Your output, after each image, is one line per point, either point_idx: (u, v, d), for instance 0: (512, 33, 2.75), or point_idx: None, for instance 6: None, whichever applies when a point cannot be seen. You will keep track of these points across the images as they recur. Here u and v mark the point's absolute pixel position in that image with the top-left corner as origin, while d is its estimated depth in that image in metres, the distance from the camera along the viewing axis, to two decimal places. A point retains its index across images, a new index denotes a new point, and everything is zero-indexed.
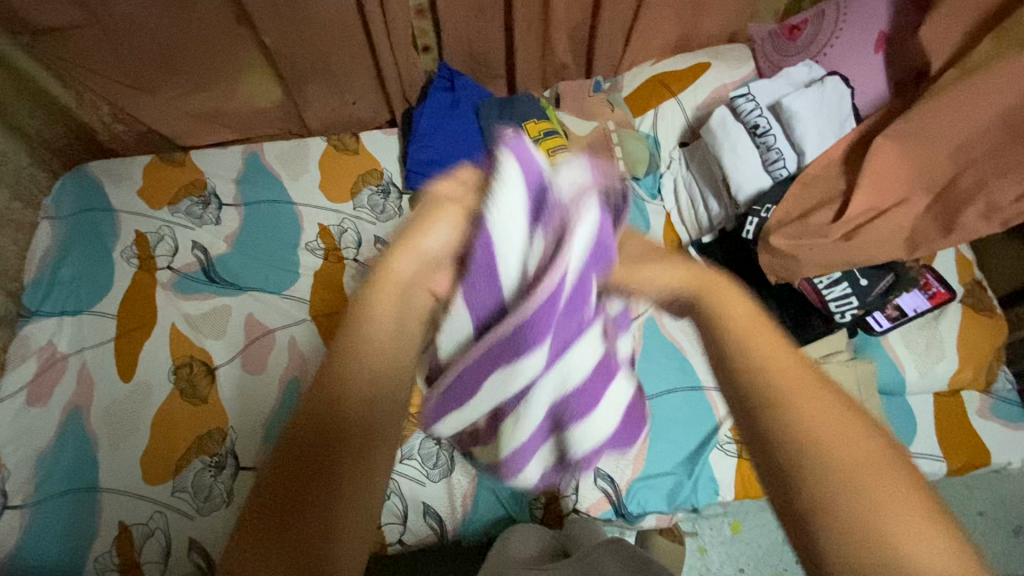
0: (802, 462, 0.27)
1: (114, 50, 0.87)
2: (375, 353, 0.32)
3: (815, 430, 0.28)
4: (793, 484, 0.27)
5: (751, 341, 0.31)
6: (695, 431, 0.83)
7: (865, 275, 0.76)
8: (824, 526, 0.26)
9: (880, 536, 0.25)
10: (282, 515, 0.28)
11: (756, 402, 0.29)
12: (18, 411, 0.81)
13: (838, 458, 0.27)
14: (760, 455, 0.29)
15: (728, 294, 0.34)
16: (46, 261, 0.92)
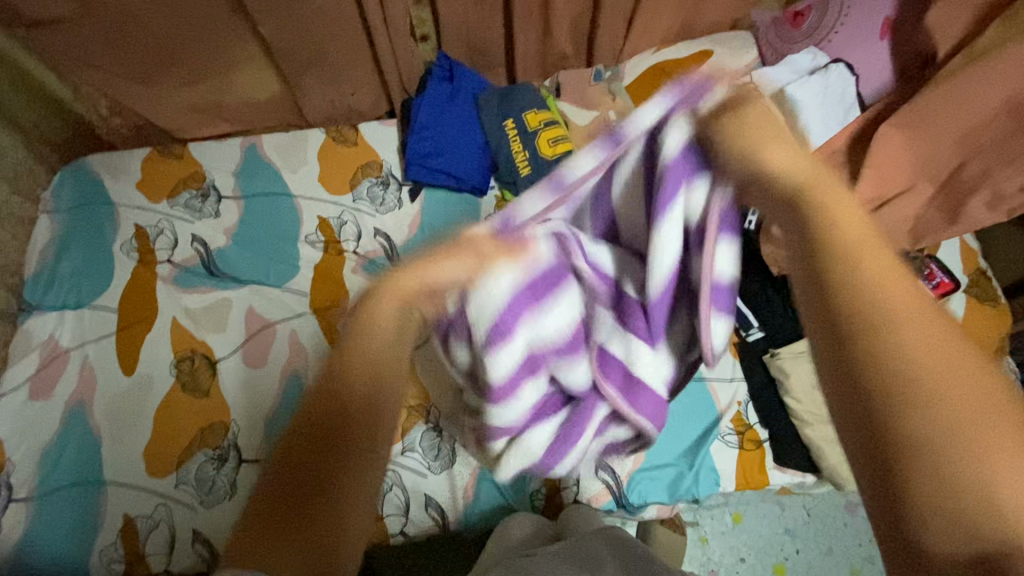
0: (897, 367, 0.25)
1: (111, 44, 0.86)
2: (364, 354, 0.35)
3: (912, 338, 0.25)
4: (890, 400, 0.25)
5: (850, 234, 0.28)
6: (696, 422, 0.83)
7: None
8: (921, 449, 0.23)
9: (972, 454, 0.23)
10: (284, 515, 0.30)
11: (859, 319, 0.26)
12: (21, 405, 0.82)
13: (932, 364, 0.25)
14: (836, 360, 0.27)
15: (840, 194, 0.30)
16: (47, 255, 0.92)
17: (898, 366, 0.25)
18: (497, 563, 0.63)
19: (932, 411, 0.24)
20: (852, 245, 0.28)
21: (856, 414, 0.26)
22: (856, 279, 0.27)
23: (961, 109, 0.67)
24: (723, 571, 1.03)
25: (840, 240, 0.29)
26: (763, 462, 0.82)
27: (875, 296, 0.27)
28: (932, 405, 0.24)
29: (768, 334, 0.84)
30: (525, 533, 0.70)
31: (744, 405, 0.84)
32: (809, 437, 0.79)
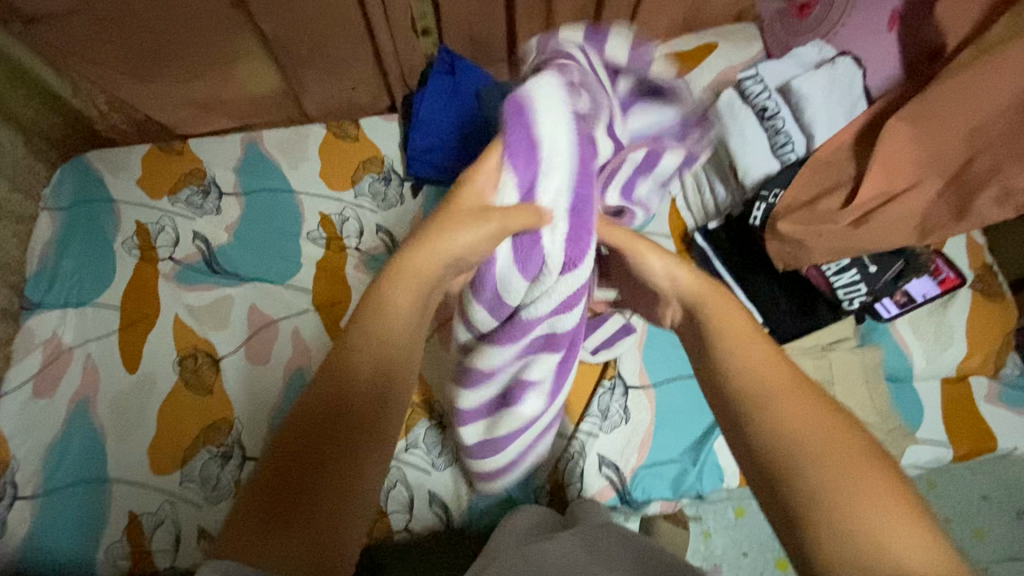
0: (778, 449, 0.37)
1: (110, 37, 0.85)
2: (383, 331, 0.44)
3: (800, 442, 0.36)
4: (781, 475, 0.36)
5: (737, 356, 0.43)
6: (700, 417, 0.83)
7: (875, 261, 0.77)
8: (798, 498, 0.34)
9: (837, 504, 0.33)
10: (298, 488, 0.36)
11: (743, 410, 0.40)
12: (24, 404, 0.82)
13: (807, 446, 0.36)
14: (742, 438, 0.39)
15: (734, 325, 0.46)
16: (48, 253, 0.92)
17: (794, 474, 0.35)
18: (507, 552, 0.63)
19: (820, 502, 0.34)
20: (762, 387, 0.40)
21: (756, 470, 0.38)
22: (760, 405, 0.39)
23: (970, 102, 0.66)
24: (725, 565, 1.04)
25: (740, 372, 0.42)
26: None
27: (769, 421, 0.38)
28: (830, 489, 0.34)
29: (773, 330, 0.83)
30: (531, 523, 0.70)
31: None
32: None
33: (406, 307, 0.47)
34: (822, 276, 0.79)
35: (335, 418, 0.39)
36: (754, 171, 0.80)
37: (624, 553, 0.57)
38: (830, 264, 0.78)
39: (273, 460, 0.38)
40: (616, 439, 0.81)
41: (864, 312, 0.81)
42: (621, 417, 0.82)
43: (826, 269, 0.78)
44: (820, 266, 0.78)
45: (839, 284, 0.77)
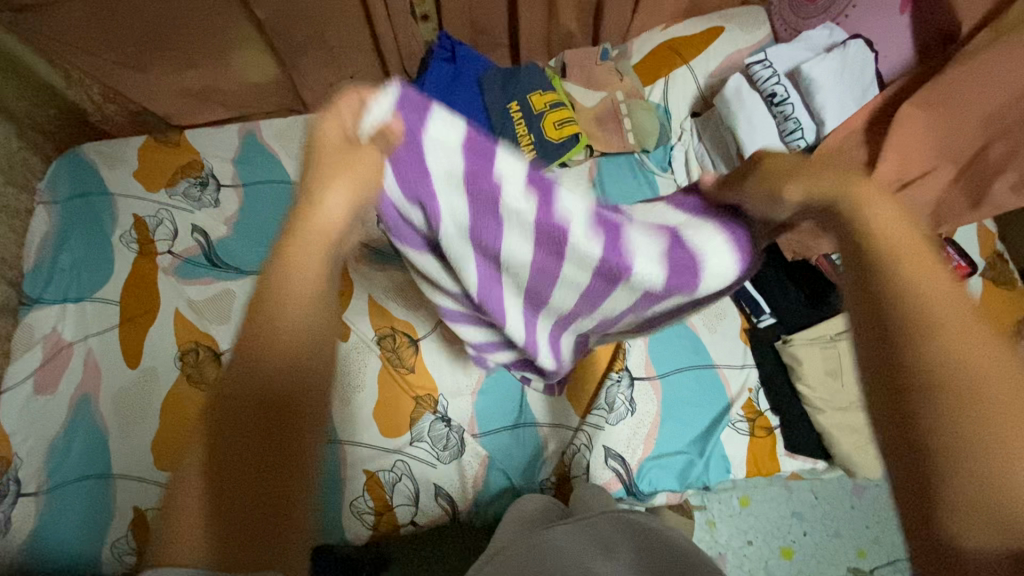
0: (943, 386, 0.28)
1: (100, 25, 0.83)
2: (291, 310, 0.35)
3: (965, 392, 0.27)
4: (942, 417, 0.27)
5: (921, 272, 0.31)
6: (707, 409, 0.82)
7: None
8: (952, 455, 0.26)
9: (999, 464, 0.26)
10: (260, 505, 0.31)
11: (907, 324, 0.30)
12: (26, 400, 0.81)
13: (986, 386, 0.27)
14: (886, 360, 0.30)
15: (907, 235, 0.33)
16: (45, 247, 0.90)
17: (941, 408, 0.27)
18: (513, 542, 0.61)
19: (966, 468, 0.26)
20: (933, 313, 0.29)
21: (895, 407, 0.29)
22: (925, 335, 0.29)
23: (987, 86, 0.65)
24: (730, 554, 1.04)
25: (915, 286, 0.30)
26: (774, 449, 0.81)
27: (945, 348, 0.28)
28: (982, 447, 0.26)
29: (780, 319, 0.83)
30: (535, 509, 0.70)
31: (755, 392, 0.83)
32: (821, 424, 0.78)
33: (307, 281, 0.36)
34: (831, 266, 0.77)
35: (269, 405, 0.33)
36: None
37: (631, 542, 0.57)
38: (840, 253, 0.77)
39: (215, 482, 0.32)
40: (622, 431, 0.80)
41: None
42: (627, 409, 0.81)
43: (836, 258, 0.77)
44: (829, 255, 0.77)
45: None
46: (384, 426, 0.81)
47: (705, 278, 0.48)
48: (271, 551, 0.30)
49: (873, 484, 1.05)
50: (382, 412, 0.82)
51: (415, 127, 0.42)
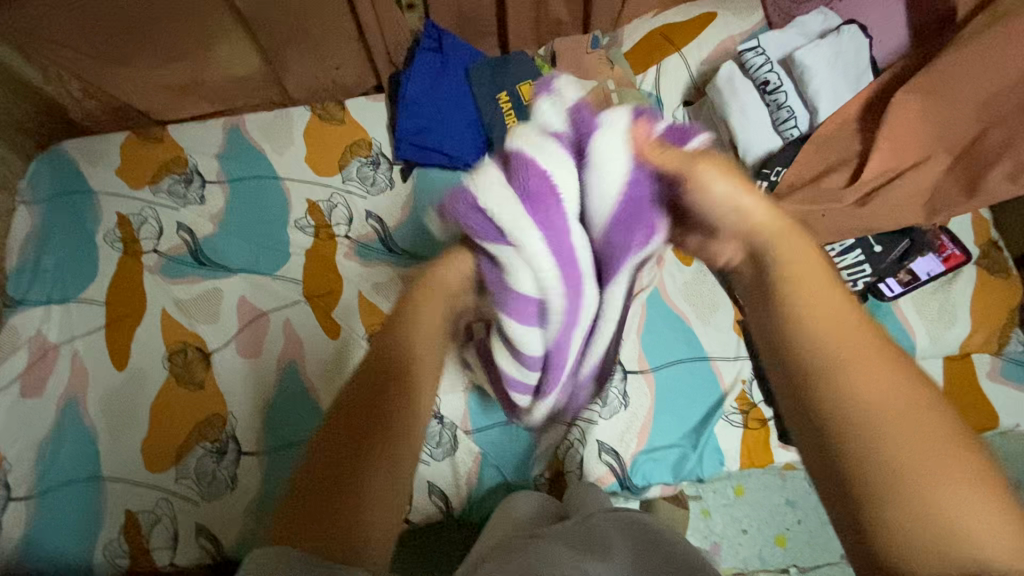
0: (847, 431, 0.31)
1: (71, 16, 0.80)
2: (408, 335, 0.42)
3: (869, 403, 0.31)
4: (853, 453, 0.31)
5: (801, 294, 0.36)
6: (700, 402, 0.82)
7: (879, 242, 0.75)
8: (887, 502, 0.29)
9: (918, 498, 0.28)
10: (344, 477, 0.34)
11: (808, 376, 0.34)
12: (13, 403, 0.80)
13: (888, 427, 0.30)
14: (800, 405, 0.34)
15: (800, 253, 0.39)
16: (28, 248, 0.89)
17: (842, 409, 0.32)
18: (506, 541, 0.62)
19: (887, 460, 0.30)
20: (806, 335, 0.35)
21: (816, 451, 0.33)
22: (816, 354, 0.34)
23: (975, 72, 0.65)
24: (725, 542, 1.04)
25: (803, 326, 0.35)
26: (768, 441, 0.81)
27: (835, 364, 0.33)
28: (906, 484, 0.29)
29: None
30: (533, 509, 0.70)
31: (748, 383, 0.83)
32: None
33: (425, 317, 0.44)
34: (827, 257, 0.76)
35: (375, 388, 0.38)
36: (755, 149, 0.76)
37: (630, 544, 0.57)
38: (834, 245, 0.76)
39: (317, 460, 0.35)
40: (615, 425, 0.80)
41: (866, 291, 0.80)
42: (620, 402, 0.81)
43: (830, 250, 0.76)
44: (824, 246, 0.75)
45: (842, 265, 0.76)
46: None
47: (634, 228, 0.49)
48: (341, 523, 0.33)
49: None
50: None
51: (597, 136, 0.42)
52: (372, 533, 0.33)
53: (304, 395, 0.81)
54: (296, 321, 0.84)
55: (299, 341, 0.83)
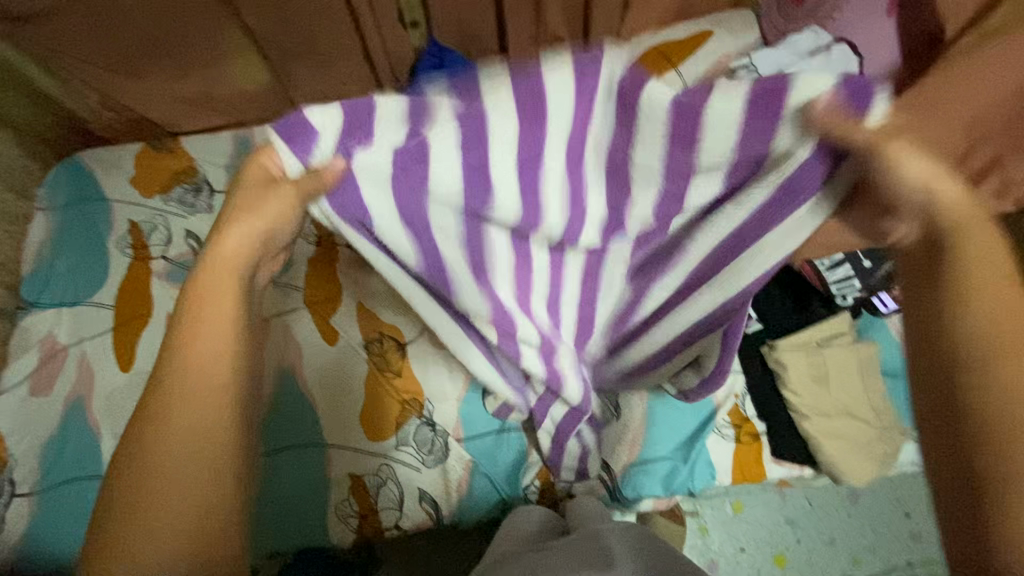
0: (965, 355, 0.35)
1: (91, 36, 0.83)
2: (211, 301, 0.39)
3: (995, 337, 0.34)
4: (963, 372, 0.34)
5: (967, 256, 0.37)
6: (692, 414, 0.81)
7: (868, 257, 0.76)
8: (980, 415, 0.33)
9: (1009, 418, 0.32)
10: (222, 464, 0.37)
11: (944, 305, 0.36)
12: (21, 402, 0.83)
13: (1010, 368, 0.33)
14: (923, 327, 0.38)
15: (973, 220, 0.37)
16: (43, 252, 0.93)
17: (972, 345, 0.34)
18: (507, 558, 0.62)
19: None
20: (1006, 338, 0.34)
21: (922, 355, 0.37)
22: (967, 299, 0.36)
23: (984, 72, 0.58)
24: (723, 561, 1.03)
25: (957, 268, 0.37)
26: (762, 455, 0.81)
27: (970, 310, 0.35)
28: (1003, 401, 0.32)
29: (766, 325, 0.81)
30: (535, 526, 0.70)
31: (742, 397, 0.82)
32: (808, 431, 0.78)
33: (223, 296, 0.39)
34: (815, 272, 0.78)
35: (226, 378, 0.38)
36: None
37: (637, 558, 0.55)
38: (824, 259, 0.77)
39: (174, 461, 0.36)
40: (606, 438, 0.80)
41: (861, 307, 0.82)
42: (612, 414, 0.80)
43: (819, 264, 0.78)
44: (813, 261, 0.77)
45: (833, 279, 0.77)
46: (369, 431, 0.82)
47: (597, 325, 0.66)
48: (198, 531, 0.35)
49: (868, 490, 1.04)
50: (367, 415, 0.82)
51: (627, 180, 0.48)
52: (160, 518, 0.35)
53: (303, 400, 0.83)
54: (297, 327, 0.85)
55: (301, 348, 0.85)
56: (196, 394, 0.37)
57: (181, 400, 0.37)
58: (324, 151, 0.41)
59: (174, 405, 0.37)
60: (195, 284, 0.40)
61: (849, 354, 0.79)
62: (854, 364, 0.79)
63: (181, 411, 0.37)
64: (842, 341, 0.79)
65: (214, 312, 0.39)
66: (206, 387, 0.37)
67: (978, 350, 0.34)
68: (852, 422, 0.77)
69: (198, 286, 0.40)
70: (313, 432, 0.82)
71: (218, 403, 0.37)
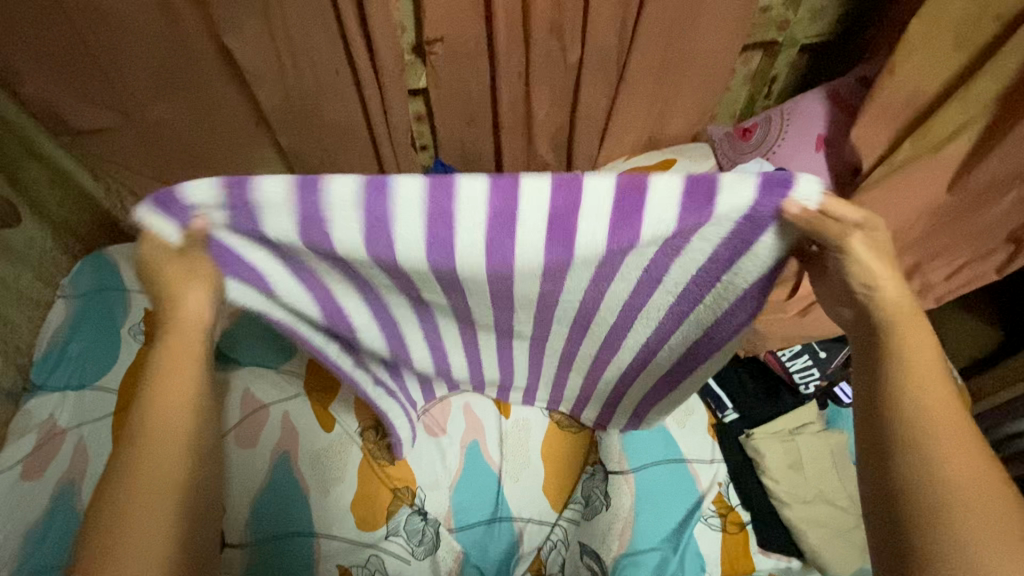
0: (910, 444, 0.43)
1: (139, 148, 0.95)
2: (179, 363, 0.48)
3: (931, 434, 0.42)
4: (909, 463, 0.42)
5: (913, 355, 0.44)
6: (680, 503, 0.84)
7: (823, 348, 0.90)
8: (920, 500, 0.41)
9: (940, 501, 0.40)
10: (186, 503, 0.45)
11: (888, 390, 0.45)
12: (11, 485, 0.84)
13: (948, 465, 0.41)
14: (874, 421, 0.45)
15: (921, 338, 0.45)
16: (58, 337, 0.97)
17: (919, 440, 0.42)
18: None
19: (941, 473, 0.41)
20: (917, 386, 0.44)
21: (870, 444, 0.46)
22: (908, 391, 0.44)
23: (898, 201, 0.76)
24: None
25: (910, 378, 0.44)
26: (748, 546, 0.82)
27: (908, 398, 0.44)
28: (935, 488, 0.41)
29: (742, 415, 0.88)
30: None
31: (725, 486, 0.85)
32: (789, 518, 0.80)
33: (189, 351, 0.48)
34: (778, 360, 0.91)
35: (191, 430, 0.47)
36: None
37: None
38: (785, 350, 0.91)
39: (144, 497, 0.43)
40: (598, 527, 0.81)
41: (825, 397, 0.90)
42: (602, 502, 0.82)
43: (781, 354, 0.91)
44: (776, 351, 0.91)
45: (794, 368, 0.89)
46: (359, 519, 0.81)
47: (577, 246, 0.44)
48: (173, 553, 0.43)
49: None
50: (358, 505, 0.82)
51: (574, 200, 0.40)
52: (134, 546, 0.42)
53: (294, 488, 0.82)
54: (295, 413, 0.87)
55: (298, 433, 0.86)
56: (152, 487, 0.44)
57: (159, 449, 0.45)
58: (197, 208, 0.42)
59: (157, 449, 0.45)
60: (162, 376, 0.47)
61: (820, 442, 0.84)
62: (826, 451, 0.84)
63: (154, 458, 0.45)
64: (812, 429, 0.85)
65: (178, 374, 0.48)
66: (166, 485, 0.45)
67: (914, 447, 0.42)
68: (831, 509, 0.81)
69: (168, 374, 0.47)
70: (302, 520, 0.80)
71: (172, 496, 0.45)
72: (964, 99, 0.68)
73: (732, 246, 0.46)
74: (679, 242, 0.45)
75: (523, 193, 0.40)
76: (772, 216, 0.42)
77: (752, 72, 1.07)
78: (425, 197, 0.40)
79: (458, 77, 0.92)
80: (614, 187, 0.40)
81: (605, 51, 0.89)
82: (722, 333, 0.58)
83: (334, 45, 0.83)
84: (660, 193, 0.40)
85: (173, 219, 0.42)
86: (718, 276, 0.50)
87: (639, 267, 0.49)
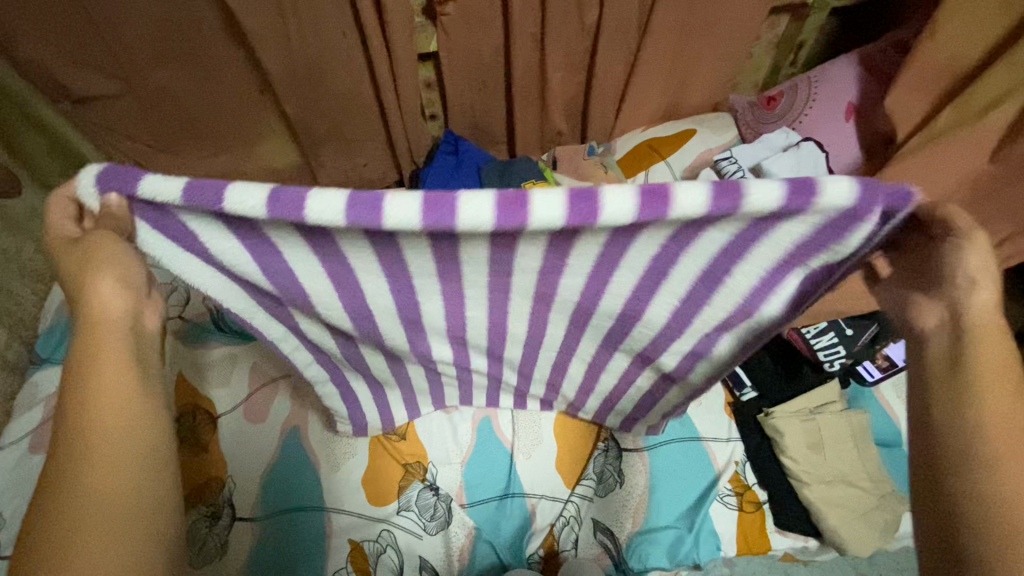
0: (970, 459, 0.37)
1: (142, 116, 0.92)
2: (110, 359, 0.42)
3: (996, 451, 0.36)
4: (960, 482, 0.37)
5: (983, 357, 0.38)
6: (696, 481, 0.83)
7: (850, 325, 0.87)
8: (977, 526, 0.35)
9: (1004, 525, 0.35)
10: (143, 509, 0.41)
11: (949, 403, 0.39)
12: (19, 458, 0.83)
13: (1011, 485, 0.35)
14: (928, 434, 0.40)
15: (992, 341, 0.38)
16: (63, 309, 0.96)
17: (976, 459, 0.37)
18: None
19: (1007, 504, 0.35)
20: (984, 396, 0.37)
21: (924, 462, 0.40)
22: (973, 400, 0.38)
23: (933, 175, 0.73)
24: None
25: (972, 389, 0.38)
26: (764, 526, 0.81)
27: (971, 411, 0.37)
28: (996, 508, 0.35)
29: (761, 394, 0.87)
30: None
31: (742, 465, 0.84)
32: (808, 498, 0.79)
33: (120, 344, 0.43)
34: (803, 340, 0.86)
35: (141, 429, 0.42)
36: None
37: None
38: (809, 328, 0.87)
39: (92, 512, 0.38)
40: (612, 505, 0.80)
41: (848, 376, 0.89)
42: (616, 480, 0.81)
43: (806, 333, 0.87)
44: (800, 329, 0.87)
45: (819, 347, 0.85)
46: (371, 494, 0.80)
47: (638, 240, 0.39)
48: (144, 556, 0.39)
49: None
50: (370, 480, 0.81)
51: (655, 211, 0.33)
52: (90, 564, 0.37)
53: (305, 463, 0.81)
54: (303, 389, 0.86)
55: (307, 407, 0.85)
56: (95, 498, 0.39)
57: (98, 456, 0.40)
58: (149, 189, 0.38)
59: (102, 454, 0.40)
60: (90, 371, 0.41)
61: (842, 421, 0.82)
62: (848, 430, 0.82)
63: (96, 465, 0.39)
64: (834, 409, 0.84)
65: (113, 369, 0.42)
66: (112, 500, 0.39)
67: (972, 465, 0.37)
68: (852, 490, 0.79)
69: (96, 372, 0.41)
70: (312, 494, 0.80)
71: (122, 505, 0.40)
72: (1011, 63, 0.63)
73: (809, 242, 0.39)
74: (749, 238, 0.39)
75: (602, 199, 0.32)
76: (890, 203, 0.34)
77: (777, 37, 1.02)
78: (458, 205, 0.33)
79: (470, 40, 0.88)
80: (705, 194, 0.32)
81: (625, 13, 0.84)
82: (739, 324, 0.51)
83: (339, 5, 0.78)
84: (762, 196, 0.32)
85: (100, 194, 0.39)
86: (791, 270, 0.43)
87: (700, 259, 0.42)
